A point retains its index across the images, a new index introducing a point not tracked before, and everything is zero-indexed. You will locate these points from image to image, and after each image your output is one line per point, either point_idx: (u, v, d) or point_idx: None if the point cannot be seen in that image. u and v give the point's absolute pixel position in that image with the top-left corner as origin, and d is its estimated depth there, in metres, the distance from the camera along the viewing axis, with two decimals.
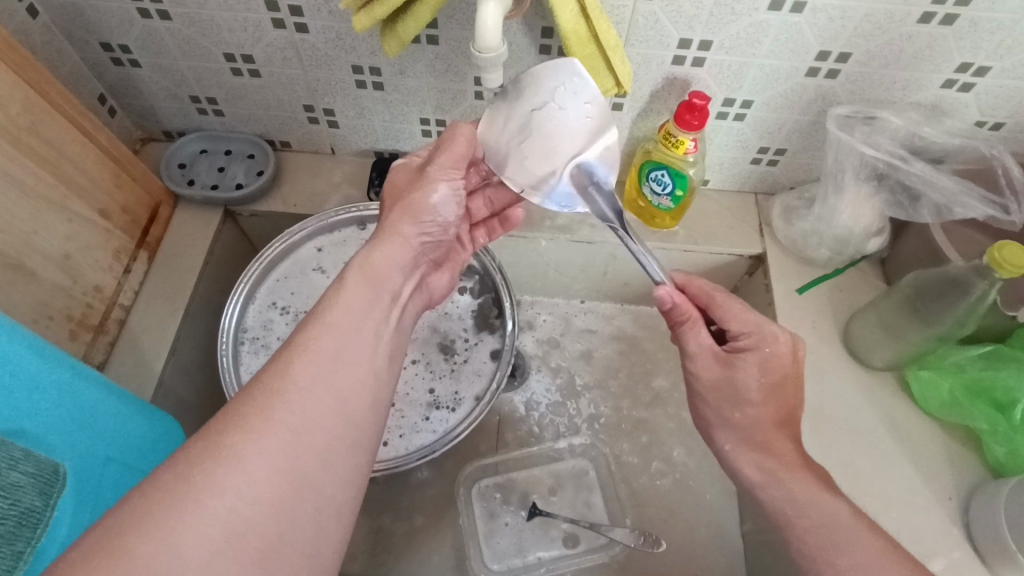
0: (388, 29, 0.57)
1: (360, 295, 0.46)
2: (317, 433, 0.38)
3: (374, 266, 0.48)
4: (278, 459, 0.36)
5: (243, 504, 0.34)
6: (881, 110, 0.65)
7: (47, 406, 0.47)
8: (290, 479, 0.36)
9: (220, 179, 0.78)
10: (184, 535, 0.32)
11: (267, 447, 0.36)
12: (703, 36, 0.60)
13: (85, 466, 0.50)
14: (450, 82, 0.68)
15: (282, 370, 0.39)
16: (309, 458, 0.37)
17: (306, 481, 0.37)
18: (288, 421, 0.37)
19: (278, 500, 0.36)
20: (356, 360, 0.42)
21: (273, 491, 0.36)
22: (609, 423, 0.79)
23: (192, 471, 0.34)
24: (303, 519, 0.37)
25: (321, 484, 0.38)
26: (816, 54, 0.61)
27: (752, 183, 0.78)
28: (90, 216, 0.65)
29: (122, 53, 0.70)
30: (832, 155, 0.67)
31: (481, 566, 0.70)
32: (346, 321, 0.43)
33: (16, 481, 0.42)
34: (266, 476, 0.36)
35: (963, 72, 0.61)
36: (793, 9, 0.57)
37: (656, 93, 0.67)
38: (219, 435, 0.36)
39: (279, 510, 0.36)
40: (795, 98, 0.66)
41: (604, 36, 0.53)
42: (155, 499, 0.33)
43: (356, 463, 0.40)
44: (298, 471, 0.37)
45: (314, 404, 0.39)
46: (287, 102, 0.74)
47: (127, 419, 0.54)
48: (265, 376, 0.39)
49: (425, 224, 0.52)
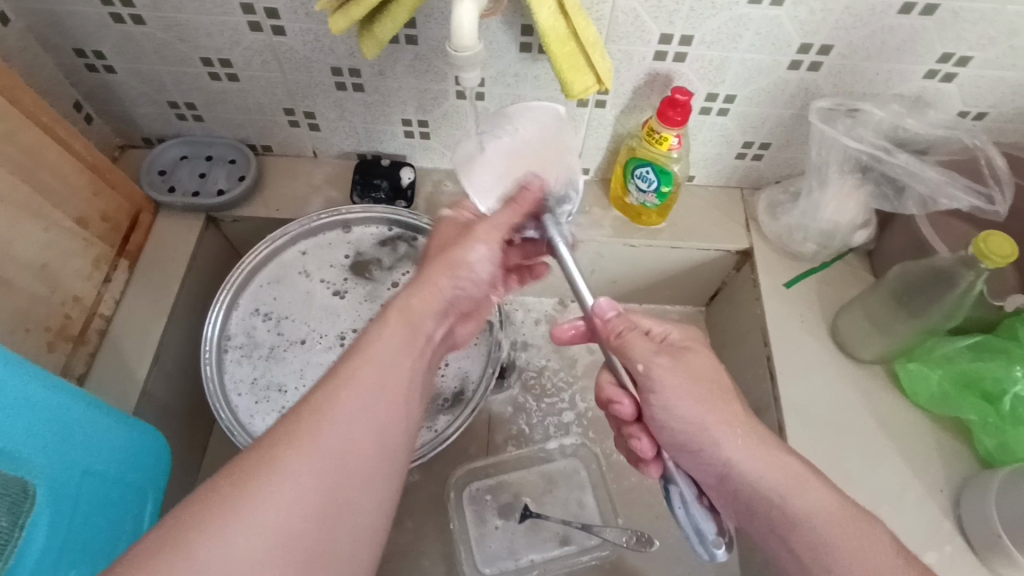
0: (365, 31, 0.56)
1: (401, 337, 0.46)
2: (358, 463, 0.39)
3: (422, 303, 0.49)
4: (322, 488, 0.37)
5: (288, 532, 0.36)
6: (863, 102, 0.65)
7: (23, 421, 0.46)
8: (333, 506, 0.38)
9: (201, 185, 0.77)
10: (238, 555, 0.34)
11: (314, 475, 0.37)
12: (684, 31, 0.60)
13: (63, 480, 0.49)
14: (431, 82, 0.67)
15: (330, 396, 0.40)
16: (349, 491, 0.38)
17: (344, 506, 0.38)
18: (334, 452, 0.38)
19: (320, 525, 0.37)
20: (397, 392, 0.43)
21: (318, 519, 0.37)
22: (599, 421, 0.78)
23: (239, 495, 0.35)
24: (340, 542, 0.38)
25: (359, 509, 0.39)
26: (798, 47, 0.61)
27: (737, 178, 0.78)
28: (68, 225, 0.64)
29: (97, 58, 0.68)
30: (817, 148, 0.67)
31: (473, 570, 0.70)
32: (386, 351, 0.44)
33: None
34: (310, 505, 0.37)
35: (945, 63, 0.60)
36: (773, 3, 0.56)
37: (639, 89, 0.66)
38: (269, 461, 0.37)
39: (321, 535, 0.37)
40: (778, 93, 0.66)
41: (582, 32, 0.53)
42: (208, 524, 0.34)
43: (390, 486, 0.42)
44: (338, 497, 0.38)
45: (355, 432, 0.40)
46: (267, 106, 0.73)
47: (109, 433, 0.54)
48: (313, 401, 0.40)
49: (460, 277, 0.52)
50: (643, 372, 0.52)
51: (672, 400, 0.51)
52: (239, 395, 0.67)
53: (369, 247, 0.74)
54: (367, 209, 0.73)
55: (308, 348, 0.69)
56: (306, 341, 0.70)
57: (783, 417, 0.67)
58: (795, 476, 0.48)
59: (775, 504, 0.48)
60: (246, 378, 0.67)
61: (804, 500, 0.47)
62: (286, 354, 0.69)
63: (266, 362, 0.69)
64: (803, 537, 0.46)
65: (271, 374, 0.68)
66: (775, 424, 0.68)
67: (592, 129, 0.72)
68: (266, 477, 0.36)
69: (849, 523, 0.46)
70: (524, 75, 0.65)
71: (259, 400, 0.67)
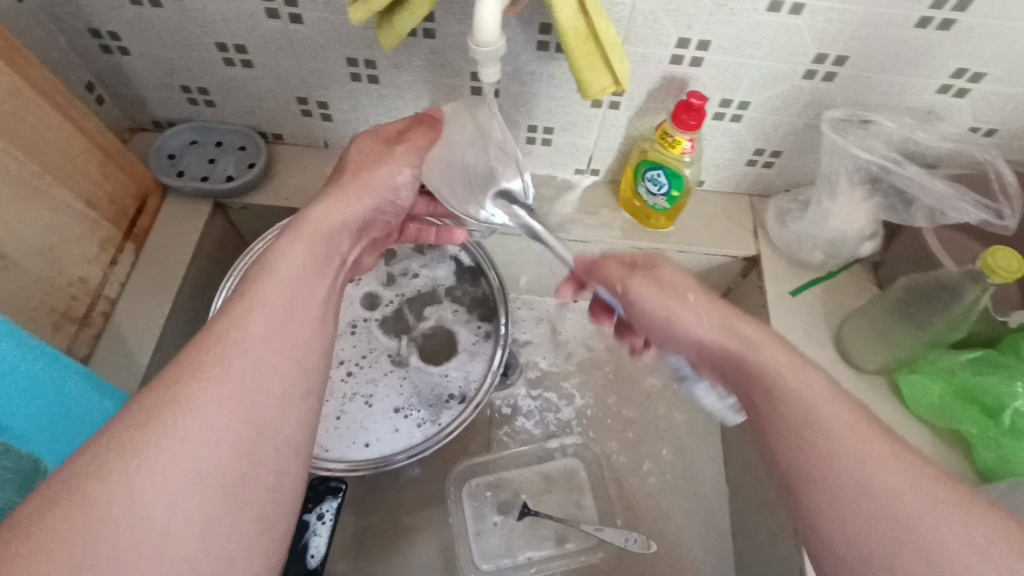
0: (384, 22, 0.56)
1: (309, 251, 0.48)
2: (266, 374, 0.40)
3: (327, 231, 0.51)
4: (237, 401, 0.38)
5: (208, 449, 0.35)
6: (876, 114, 0.65)
7: (39, 404, 0.47)
8: (252, 419, 0.38)
9: (210, 171, 0.77)
10: (143, 484, 0.33)
11: (223, 389, 0.38)
12: (701, 35, 0.60)
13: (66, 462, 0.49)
14: (447, 77, 0.67)
15: (233, 320, 0.41)
16: (263, 408, 0.39)
17: (266, 420, 0.38)
18: (243, 365, 0.39)
19: (241, 438, 0.37)
20: (305, 310, 0.44)
21: (235, 433, 0.37)
22: (600, 422, 0.78)
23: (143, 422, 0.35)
24: (268, 453, 0.38)
25: (279, 428, 0.39)
26: (814, 57, 0.61)
27: (747, 185, 0.78)
28: (76, 206, 0.63)
29: (111, 40, 0.68)
30: (828, 157, 0.67)
31: (471, 566, 0.70)
32: (292, 269, 0.46)
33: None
34: (227, 420, 0.37)
35: (959, 78, 0.61)
36: (792, 11, 0.57)
37: (654, 92, 0.67)
38: (169, 388, 0.37)
39: (243, 448, 0.37)
40: (792, 101, 0.66)
41: (602, 32, 0.53)
42: (111, 452, 0.33)
43: (311, 404, 0.42)
44: (255, 409, 0.38)
45: (265, 351, 0.40)
46: (281, 94, 0.73)
47: (105, 408, 0.53)
48: (216, 328, 0.40)
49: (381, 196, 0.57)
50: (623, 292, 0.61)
51: (758, 351, 0.50)
52: None
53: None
54: None
55: None
56: None
57: None
58: (837, 399, 0.44)
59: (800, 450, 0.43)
60: None
61: (827, 415, 0.43)
62: None
63: None
64: (811, 448, 0.42)
65: None
66: None
67: (604, 130, 0.72)
68: (175, 399, 0.36)
69: (884, 440, 0.41)
70: (540, 74, 0.65)
71: None
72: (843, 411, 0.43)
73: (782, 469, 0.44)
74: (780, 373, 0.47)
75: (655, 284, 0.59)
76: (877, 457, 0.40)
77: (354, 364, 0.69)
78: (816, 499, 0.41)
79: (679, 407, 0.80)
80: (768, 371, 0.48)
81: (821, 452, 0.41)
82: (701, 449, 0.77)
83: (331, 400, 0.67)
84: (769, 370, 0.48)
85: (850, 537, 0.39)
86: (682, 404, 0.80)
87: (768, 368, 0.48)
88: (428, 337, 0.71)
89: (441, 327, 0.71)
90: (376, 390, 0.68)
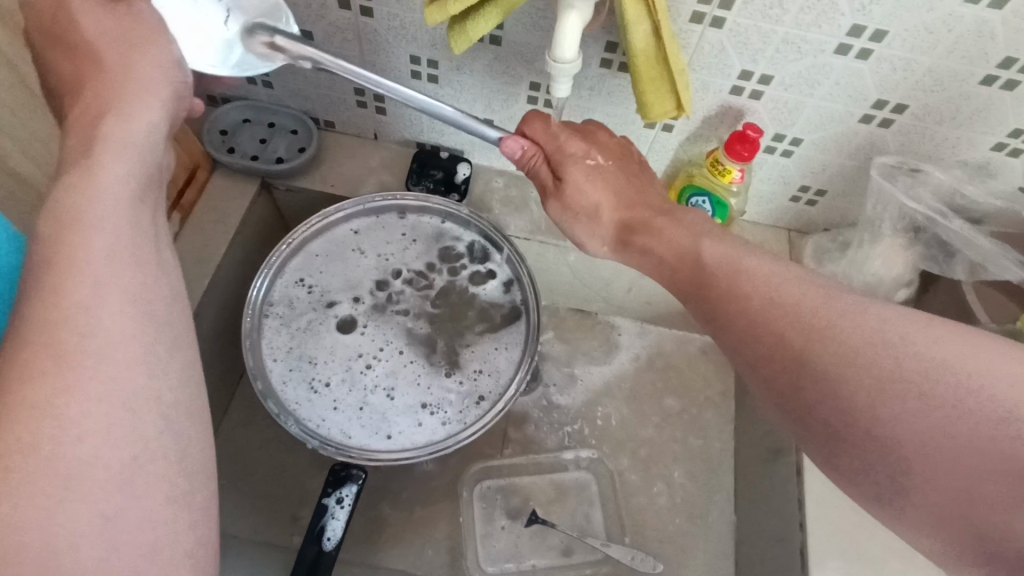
0: (455, 26, 0.57)
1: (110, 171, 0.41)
2: (129, 351, 0.38)
3: (123, 140, 0.43)
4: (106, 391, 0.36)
5: (109, 455, 0.35)
6: (927, 164, 0.66)
7: None
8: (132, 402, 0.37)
9: (260, 151, 0.78)
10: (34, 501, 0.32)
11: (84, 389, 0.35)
12: (765, 70, 0.61)
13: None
14: (506, 84, 0.68)
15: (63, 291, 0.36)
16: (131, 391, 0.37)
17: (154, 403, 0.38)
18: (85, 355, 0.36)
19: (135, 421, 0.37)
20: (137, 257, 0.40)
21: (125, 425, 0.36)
22: (616, 437, 0.78)
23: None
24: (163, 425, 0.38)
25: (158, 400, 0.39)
26: (873, 102, 0.61)
27: (787, 219, 0.79)
28: None
29: None
30: (873, 202, 0.68)
31: (475, 566, 0.70)
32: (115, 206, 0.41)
33: None
34: (106, 418, 0.35)
35: (1015, 138, 0.61)
36: (859, 56, 0.57)
37: (709, 119, 0.67)
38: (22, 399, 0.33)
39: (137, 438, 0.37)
40: (844, 142, 0.66)
41: (673, 59, 0.53)
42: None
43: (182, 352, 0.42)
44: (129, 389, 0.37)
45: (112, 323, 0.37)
46: (339, 83, 0.74)
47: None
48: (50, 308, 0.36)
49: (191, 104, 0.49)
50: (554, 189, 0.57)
51: (742, 307, 0.48)
52: (274, 361, 0.67)
53: (425, 235, 0.75)
54: (425, 199, 0.74)
55: (344, 326, 0.70)
56: (341, 320, 0.70)
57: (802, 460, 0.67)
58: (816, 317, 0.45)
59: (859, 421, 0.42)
60: (283, 347, 0.68)
61: (844, 336, 0.43)
62: (323, 328, 0.70)
63: (302, 333, 0.69)
64: (864, 402, 0.42)
65: (307, 346, 0.68)
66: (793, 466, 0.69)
67: (654, 150, 0.73)
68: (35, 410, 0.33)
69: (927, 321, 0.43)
70: (599, 90, 0.66)
71: (293, 369, 0.67)
72: (920, 340, 0.42)
73: (849, 438, 0.43)
74: (792, 315, 0.46)
75: (599, 178, 0.56)
76: (845, 341, 0.43)
77: (375, 355, 0.69)
78: (869, 433, 0.42)
79: (697, 432, 0.80)
80: (737, 293, 0.48)
81: (807, 368, 0.44)
82: (715, 476, 0.77)
83: (354, 391, 0.67)
84: (761, 312, 0.47)
85: (923, 454, 0.40)
86: (700, 429, 0.80)
87: (754, 287, 0.48)
88: (451, 329, 0.71)
89: (468, 320, 0.71)
90: (399, 382, 0.68)
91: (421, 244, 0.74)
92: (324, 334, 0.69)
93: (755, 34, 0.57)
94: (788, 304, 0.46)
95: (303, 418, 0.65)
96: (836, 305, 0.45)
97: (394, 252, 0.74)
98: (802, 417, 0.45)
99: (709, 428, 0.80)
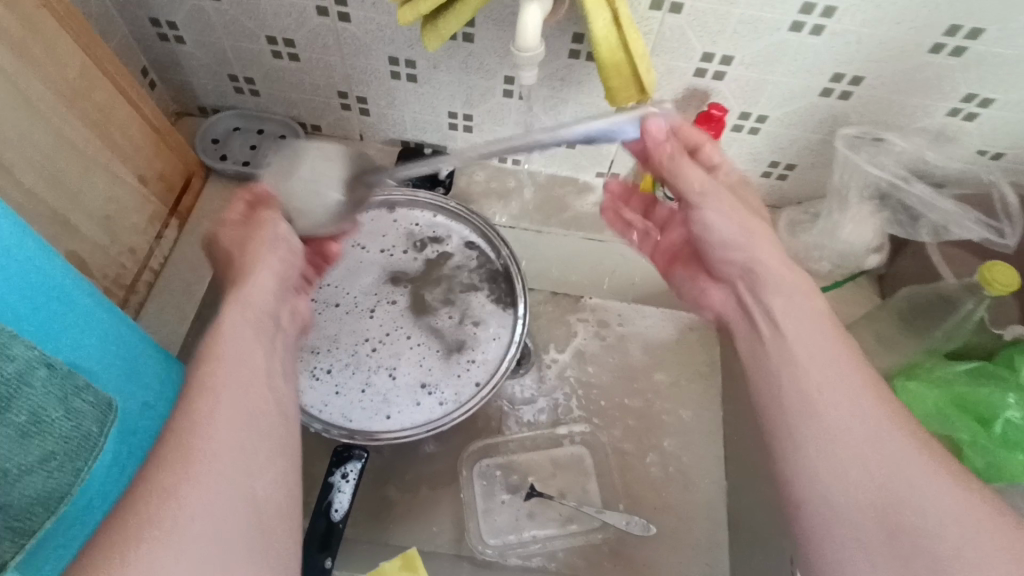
0: (428, 24, 0.60)
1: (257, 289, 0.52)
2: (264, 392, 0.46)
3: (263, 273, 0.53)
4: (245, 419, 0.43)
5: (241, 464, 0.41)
6: (888, 132, 0.68)
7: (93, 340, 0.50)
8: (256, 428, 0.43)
9: (251, 156, 0.81)
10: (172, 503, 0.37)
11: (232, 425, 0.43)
12: (725, 51, 0.64)
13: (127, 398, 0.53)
14: (481, 79, 0.71)
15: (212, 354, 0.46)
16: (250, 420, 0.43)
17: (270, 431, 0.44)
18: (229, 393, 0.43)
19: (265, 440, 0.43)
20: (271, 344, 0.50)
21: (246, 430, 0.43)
22: (606, 412, 0.81)
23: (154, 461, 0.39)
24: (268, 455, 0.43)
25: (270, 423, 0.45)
26: (831, 76, 0.64)
27: (760, 196, 0.82)
28: (129, 182, 0.68)
29: (169, 29, 0.72)
30: (840, 174, 0.70)
31: (478, 541, 0.73)
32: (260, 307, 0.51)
33: (77, 408, 0.42)
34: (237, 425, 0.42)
35: (968, 102, 0.64)
36: (813, 32, 0.60)
37: (676, 102, 0.70)
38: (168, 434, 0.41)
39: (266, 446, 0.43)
40: (808, 116, 0.69)
41: (632, 44, 0.57)
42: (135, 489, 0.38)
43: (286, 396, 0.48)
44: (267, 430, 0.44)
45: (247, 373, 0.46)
46: (323, 87, 0.77)
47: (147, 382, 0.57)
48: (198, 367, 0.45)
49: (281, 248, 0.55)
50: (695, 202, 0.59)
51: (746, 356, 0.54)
52: None
53: (417, 228, 0.78)
54: (413, 193, 0.77)
55: (343, 316, 0.73)
56: (341, 308, 0.73)
57: None
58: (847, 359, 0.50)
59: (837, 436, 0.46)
60: None
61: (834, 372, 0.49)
62: (322, 317, 0.73)
63: None
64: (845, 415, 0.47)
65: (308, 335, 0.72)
66: None
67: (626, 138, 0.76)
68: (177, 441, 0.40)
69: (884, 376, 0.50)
70: (569, 80, 0.69)
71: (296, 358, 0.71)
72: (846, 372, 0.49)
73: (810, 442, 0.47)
74: (839, 369, 0.49)
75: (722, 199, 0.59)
76: (895, 400, 0.47)
77: (380, 339, 0.72)
78: (838, 430, 0.46)
79: (684, 405, 0.83)
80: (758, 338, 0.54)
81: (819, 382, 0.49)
82: (703, 446, 0.80)
83: (356, 374, 0.70)
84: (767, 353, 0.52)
85: (896, 473, 0.44)
86: (687, 403, 0.83)
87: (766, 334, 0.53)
88: (448, 314, 0.74)
89: (464, 304, 0.74)
90: (402, 363, 0.71)
91: (416, 240, 0.77)
92: (324, 322, 0.73)
93: (714, 18, 0.61)
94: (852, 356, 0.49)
95: (306, 404, 0.68)
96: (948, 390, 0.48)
97: (389, 245, 0.77)
98: (790, 420, 0.49)
99: (695, 401, 0.83)
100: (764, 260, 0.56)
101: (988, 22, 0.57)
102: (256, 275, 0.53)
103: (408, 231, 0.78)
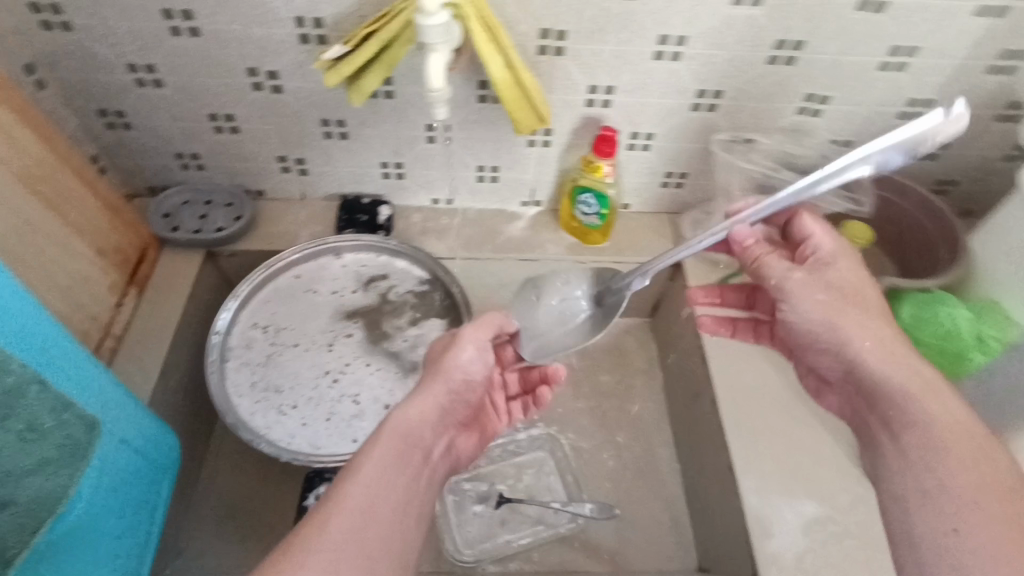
0: (352, 84, 0.69)
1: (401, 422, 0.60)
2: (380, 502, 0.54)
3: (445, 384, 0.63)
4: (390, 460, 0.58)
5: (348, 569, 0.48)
6: (755, 133, 0.81)
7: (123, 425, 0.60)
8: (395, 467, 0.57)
9: (201, 225, 0.86)
10: None
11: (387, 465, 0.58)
12: (607, 82, 0.76)
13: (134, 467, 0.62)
14: (406, 129, 0.81)
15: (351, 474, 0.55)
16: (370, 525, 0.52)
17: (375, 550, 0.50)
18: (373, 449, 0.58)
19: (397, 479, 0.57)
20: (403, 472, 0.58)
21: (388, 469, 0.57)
22: (561, 416, 0.87)
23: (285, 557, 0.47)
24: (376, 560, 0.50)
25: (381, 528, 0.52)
26: (696, 93, 0.77)
27: (664, 204, 0.93)
28: (88, 254, 0.73)
29: (118, 117, 0.80)
30: (721, 172, 0.83)
31: (454, 555, 0.76)
32: (402, 426, 0.60)
33: (66, 422, 0.49)
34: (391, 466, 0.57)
35: (810, 101, 0.78)
36: (673, 58, 0.73)
37: (576, 131, 0.82)
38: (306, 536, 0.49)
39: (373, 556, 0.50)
40: (686, 129, 0.82)
41: (525, 81, 0.68)
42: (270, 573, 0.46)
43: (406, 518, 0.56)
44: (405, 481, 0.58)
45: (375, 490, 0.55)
46: (264, 155, 0.85)
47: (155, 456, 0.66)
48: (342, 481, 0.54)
49: (454, 378, 0.64)
50: (777, 285, 0.65)
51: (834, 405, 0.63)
52: (241, 398, 0.74)
53: (365, 267, 0.85)
54: (356, 238, 0.85)
55: (302, 354, 0.78)
56: (299, 347, 0.79)
57: (717, 394, 0.78)
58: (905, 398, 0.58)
59: (902, 470, 0.55)
60: (247, 382, 0.75)
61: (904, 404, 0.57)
62: (281, 358, 0.78)
63: (263, 367, 0.77)
64: (903, 452, 0.55)
65: (270, 376, 0.76)
66: (711, 403, 0.79)
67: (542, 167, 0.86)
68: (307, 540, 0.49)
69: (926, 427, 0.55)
70: (482, 121, 0.80)
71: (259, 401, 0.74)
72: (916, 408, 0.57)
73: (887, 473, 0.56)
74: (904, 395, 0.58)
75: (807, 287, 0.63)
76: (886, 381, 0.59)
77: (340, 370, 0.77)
78: (894, 467, 0.55)
79: (631, 400, 0.89)
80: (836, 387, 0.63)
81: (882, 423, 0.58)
82: (653, 433, 0.87)
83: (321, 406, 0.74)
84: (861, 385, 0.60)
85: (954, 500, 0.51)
86: (633, 397, 0.90)
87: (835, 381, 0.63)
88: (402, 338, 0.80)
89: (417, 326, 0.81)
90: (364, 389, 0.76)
91: (365, 278, 0.84)
92: (283, 361, 0.77)
93: (594, 57, 0.73)
94: (875, 330, 0.61)
95: (274, 439, 0.72)
96: (901, 353, 0.60)
97: (342, 286, 0.84)
98: (876, 458, 0.58)
99: (641, 395, 0.90)
100: (855, 345, 0.61)
101: (806, 35, 0.70)
102: (420, 398, 0.62)
103: (357, 272, 0.85)
